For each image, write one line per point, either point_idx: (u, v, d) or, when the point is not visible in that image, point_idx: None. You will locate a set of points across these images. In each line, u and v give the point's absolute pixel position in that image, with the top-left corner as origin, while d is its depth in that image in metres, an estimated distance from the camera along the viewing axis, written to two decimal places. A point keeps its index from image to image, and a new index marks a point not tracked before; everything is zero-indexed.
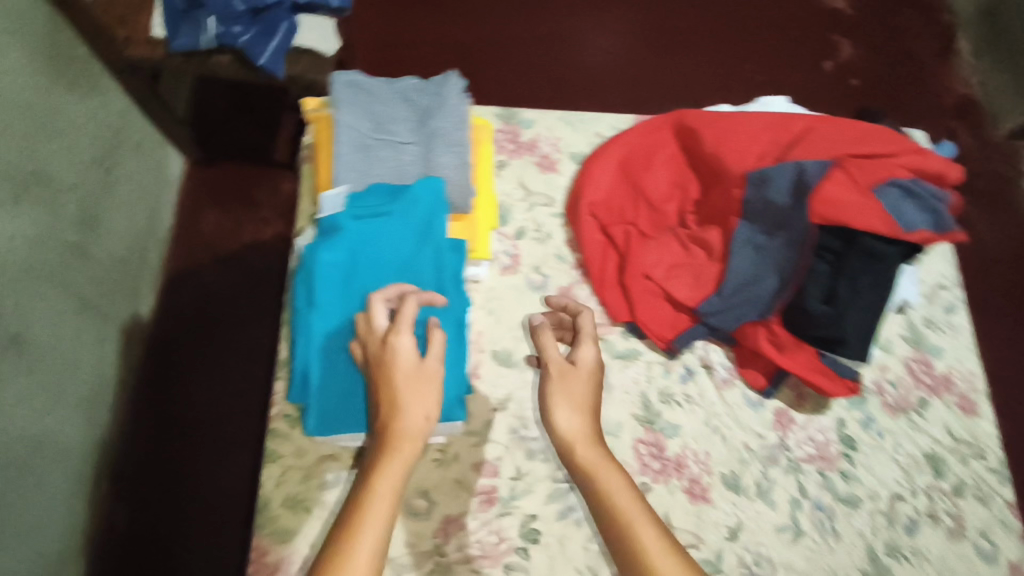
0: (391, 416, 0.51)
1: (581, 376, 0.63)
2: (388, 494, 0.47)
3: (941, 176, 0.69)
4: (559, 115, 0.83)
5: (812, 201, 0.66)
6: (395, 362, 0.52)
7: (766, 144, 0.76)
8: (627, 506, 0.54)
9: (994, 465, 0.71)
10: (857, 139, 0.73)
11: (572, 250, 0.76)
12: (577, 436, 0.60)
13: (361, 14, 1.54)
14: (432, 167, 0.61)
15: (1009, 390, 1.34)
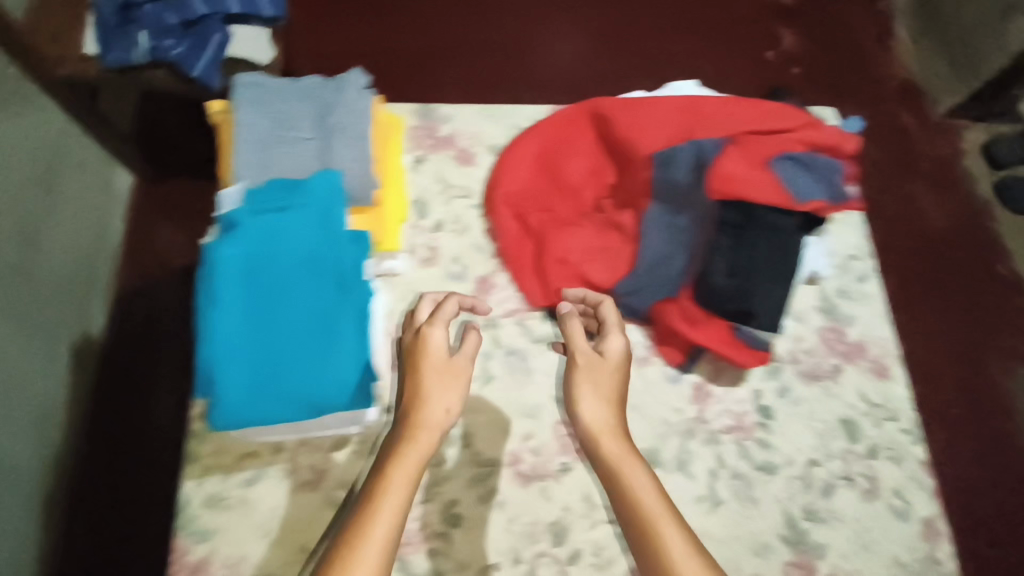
0: (422, 404, 0.62)
1: (606, 367, 0.65)
2: (411, 470, 0.57)
3: (837, 148, 0.72)
4: (477, 109, 0.84)
5: (712, 178, 0.68)
6: (429, 357, 0.64)
7: (676, 125, 0.76)
8: (649, 501, 0.55)
9: (906, 426, 0.73)
10: (760, 115, 0.75)
11: (491, 240, 0.77)
12: (602, 429, 0.61)
13: (305, 26, 1.56)
14: (332, 161, 0.62)
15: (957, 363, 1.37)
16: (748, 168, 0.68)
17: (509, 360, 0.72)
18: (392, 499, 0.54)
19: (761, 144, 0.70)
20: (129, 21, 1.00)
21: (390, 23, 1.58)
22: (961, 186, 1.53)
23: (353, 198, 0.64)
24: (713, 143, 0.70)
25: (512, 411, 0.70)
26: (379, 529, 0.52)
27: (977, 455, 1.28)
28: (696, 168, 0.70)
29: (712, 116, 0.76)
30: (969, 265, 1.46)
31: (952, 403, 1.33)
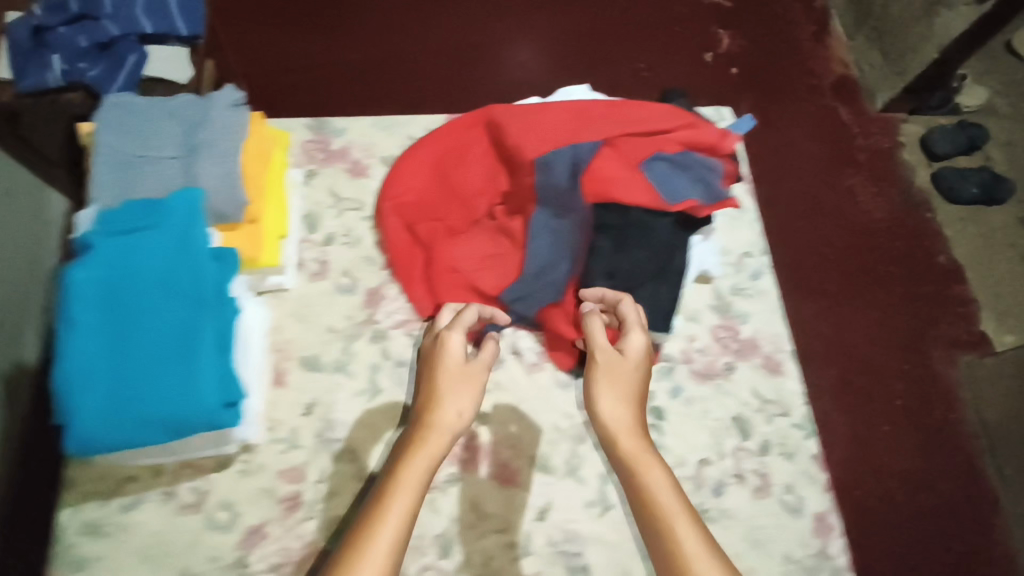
0: (436, 407, 0.62)
1: (627, 366, 0.63)
2: (422, 469, 0.58)
3: (714, 147, 0.73)
4: (372, 121, 0.83)
5: (585, 182, 0.70)
6: (446, 362, 0.65)
7: (563, 130, 0.74)
8: (665, 502, 0.55)
9: (799, 420, 0.73)
10: (645, 116, 0.75)
11: (382, 251, 0.77)
12: (620, 428, 0.61)
13: (240, 44, 1.54)
14: (194, 178, 0.62)
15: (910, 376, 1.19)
16: (621, 170, 0.69)
17: (397, 372, 0.72)
18: (402, 497, 0.55)
19: (636, 146, 0.72)
20: (43, 45, 0.86)
21: (314, 38, 1.55)
22: (900, 178, 1.39)
23: (220, 216, 0.63)
24: (589, 146, 0.71)
25: (401, 424, 0.70)
26: (390, 524, 0.53)
27: (911, 443, 1.12)
28: (574, 171, 0.70)
29: (597, 118, 0.75)
30: (917, 262, 1.31)
31: (896, 393, 1.17)
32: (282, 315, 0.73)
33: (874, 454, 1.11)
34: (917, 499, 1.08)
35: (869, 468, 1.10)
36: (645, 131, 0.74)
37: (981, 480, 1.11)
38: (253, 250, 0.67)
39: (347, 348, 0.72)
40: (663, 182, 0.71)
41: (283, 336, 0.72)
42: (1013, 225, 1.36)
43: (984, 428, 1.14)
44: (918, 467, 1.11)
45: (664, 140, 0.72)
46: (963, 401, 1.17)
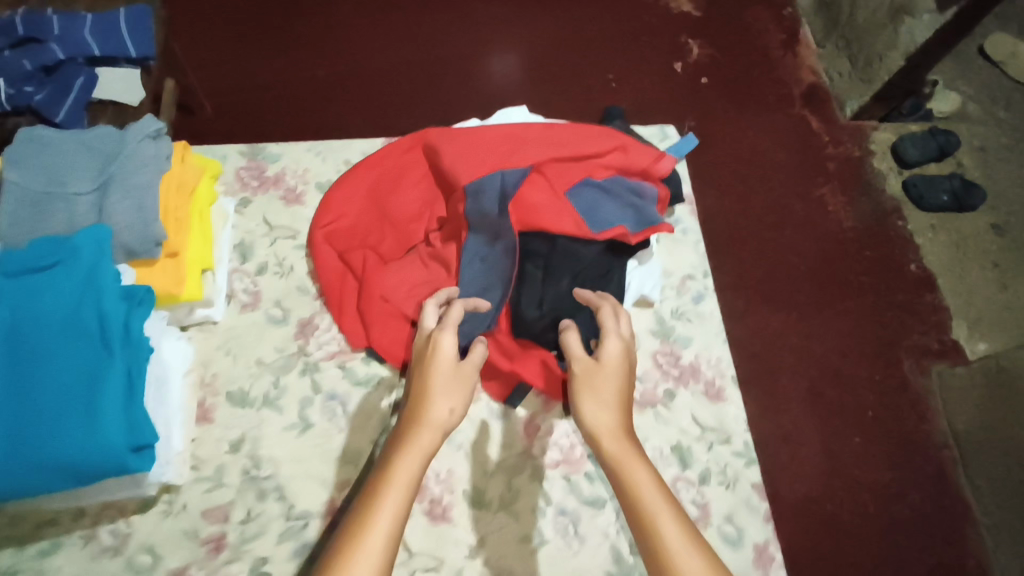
0: (425, 404, 0.56)
1: (607, 370, 0.58)
2: (415, 465, 0.51)
3: (647, 171, 0.73)
4: (309, 146, 0.83)
5: (513, 209, 0.69)
6: (435, 358, 0.59)
7: (497, 154, 0.71)
8: (652, 498, 0.48)
9: (739, 448, 0.72)
10: (578, 139, 0.73)
11: (315, 280, 0.76)
12: (603, 430, 0.54)
13: (202, 61, 1.53)
14: (104, 214, 0.60)
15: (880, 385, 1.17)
16: (549, 196, 0.69)
17: (328, 405, 0.70)
18: (393, 495, 0.48)
19: (567, 170, 0.71)
20: None
21: (282, 56, 1.54)
22: (870, 187, 1.38)
23: (130, 251, 0.61)
24: (519, 171, 0.70)
25: (333, 461, 0.68)
26: (381, 524, 0.46)
27: (887, 457, 1.09)
28: (503, 198, 0.69)
29: (531, 141, 0.73)
30: (890, 267, 1.29)
31: (867, 403, 1.14)
32: (210, 348, 0.71)
33: (844, 468, 1.08)
34: (887, 514, 1.05)
35: (840, 479, 1.07)
36: (576, 154, 0.72)
37: (953, 492, 1.07)
38: (171, 285, 0.64)
39: (276, 382, 0.70)
40: (592, 208, 0.71)
41: (211, 370, 0.70)
42: (983, 231, 1.34)
43: (955, 437, 1.11)
44: (887, 480, 1.08)
45: (596, 165, 0.72)
46: (933, 411, 1.14)
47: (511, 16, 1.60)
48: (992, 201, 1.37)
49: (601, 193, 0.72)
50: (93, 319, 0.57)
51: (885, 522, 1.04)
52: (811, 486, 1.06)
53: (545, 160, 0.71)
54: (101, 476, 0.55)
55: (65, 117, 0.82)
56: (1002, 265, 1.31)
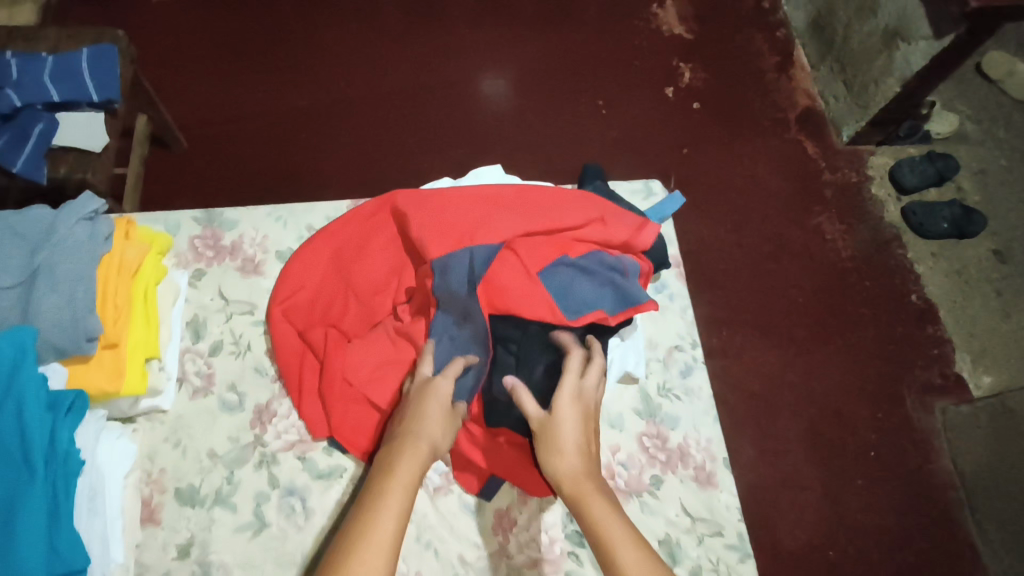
0: (418, 432, 0.56)
1: (563, 416, 0.58)
2: (409, 485, 0.51)
3: (628, 244, 0.70)
4: (268, 211, 0.78)
5: (482, 290, 0.63)
6: (434, 398, 0.59)
7: (463, 225, 0.67)
8: (617, 534, 0.49)
9: (732, 540, 0.66)
10: (555, 210, 0.69)
11: (273, 360, 0.70)
12: (571, 475, 0.55)
13: (185, 91, 1.49)
14: (30, 313, 0.55)
15: (882, 425, 1.23)
16: (521, 278, 0.63)
17: (285, 502, 0.64)
18: (388, 510, 0.48)
19: (545, 247, 0.66)
20: None
21: (265, 85, 1.50)
22: (869, 216, 1.43)
23: (59, 350, 0.56)
24: (489, 247, 0.65)
25: (290, 567, 0.62)
26: (378, 539, 0.46)
27: (896, 504, 1.17)
28: (471, 281, 0.64)
29: (504, 211, 0.68)
30: (889, 301, 1.35)
31: (870, 444, 1.22)
32: (157, 440, 0.66)
33: (845, 512, 1.16)
34: (891, 560, 1.13)
35: (842, 527, 1.15)
36: (552, 228, 0.68)
37: (961, 538, 1.15)
38: (108, 383, 0.59)
39: (229, 477, 0.65)
40: (569, 289, 0.65)
41: (157, 465, 0.65)
42: (985, 258, 1.39)
43: (961, 479, 1.20)
44: (891, 526, 1.16)
45: (574, 240, 0.68)
46: (938, 452, 1.22)
47: (503, 41, 1.59)
48: (994, 227, 1.42)
49: (578, 271, 0.66)
50: (12, 434, 0.51)
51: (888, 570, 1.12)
52: (818, 532, 1.14)
53: (518, 234, 0.67)
54: None
55: (24, 165, 0.93)
56: (1003, 293, 1.36)
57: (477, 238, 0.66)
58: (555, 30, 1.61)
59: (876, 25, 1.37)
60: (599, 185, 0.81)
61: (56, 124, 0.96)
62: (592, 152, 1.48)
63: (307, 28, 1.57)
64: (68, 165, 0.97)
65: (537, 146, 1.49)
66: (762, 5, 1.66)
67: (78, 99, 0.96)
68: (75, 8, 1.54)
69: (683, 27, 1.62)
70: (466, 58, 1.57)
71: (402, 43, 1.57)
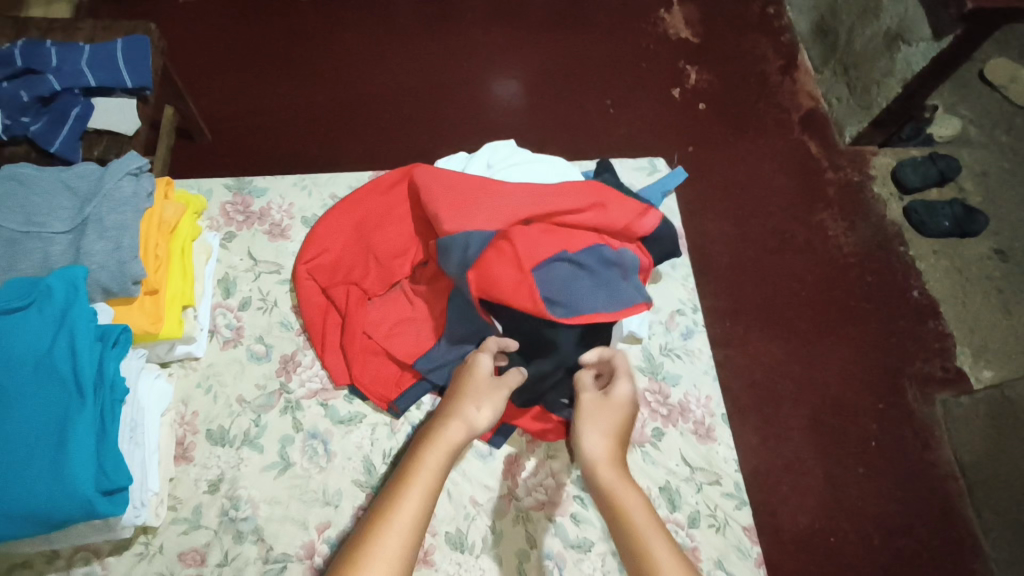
0: (459, 405, 0.59)
1: (611, 405, 0.60)
2: (445, 456, 0.53)
3: (628, 230, 0.72)
4: (294, 181, 0.83)
5: (474, 275, 0.65)
6: (473, 378, 0.61)
7: (470, 201, 0.69)
8: (642, 519, 0.49)
9: (730, 489, 0.70)
10: (558, 195, 0.71)
11: (298, 316, 0.75)
12: (601, 459, 0.56)
13: (209, 85, 1.55)
14: (81, 255, 0.60)
15: (883, 412, 1.27)
16: (516, 270, 0.64)
17: (309, 444, 0.68)
18: (422, 477, 0.50)
19: (545, 233, 0.67)
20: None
21: (287, 83, 1.57)
22: (871, 213, 1.47)
23: (106, 290, 0.61)
24: (487, 237, 0.67)
25: (313, 504, 0.66)
26: (408, 504, 0.48)
27: (896, 491, 1.20)
28: (465, 264, 0.66)
29: (507, 197, 0.70)
30: (889, 294, 1.39)
31: (871, 432, 1.25)
32: (190, 386, 0.70)
33: (845, 498, 1.18)
34: (891, 544, 1.15)
35: (842, 512, 1.17)
36: (552, 212, 0.69)
37: (960, 526, 1.18)
38: (149, 323, 0.64)
39: (257, 420, 0.69)
40: (565, 287, 0.65)
41: (190, 408, 0.69)
42: (986, 256, 1.43)
43: (960, 469, 1.22)
44: (892, 512, 1.18)
45: (576, 224, 0.70)
46: (938, 441, 1.25)
47: (516, 43, 1.65)
48: (994, 227, 1.46)
49: (575, 267, 0.67)
50: (66, 358, 0.56)
51: (887, 554, 1.14)
52: (819, 518, 1.16)
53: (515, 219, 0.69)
54: (74, 521, 0.54)
55: (61, 145, 0.99)
56: (1004, 290, 1.40)
57: (476, 224, 0.68)
58: (566, 33, 1.67)
59: (877, 28, 1.44)
60: (610, 177, 0.80)
61: (92, 108, 1.03)
62: (598, 149, 1.53)
63: (326, 29, 1.64)
64: (104, 148, 1.04)
65: (546, 141, 1.54)
66: (766, 11, 1.72)
67: (113, 85, 1.03)
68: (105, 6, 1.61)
69: (689, 30, 1.68)
70: (481, 59, 1.63)
71: (419, 44, 1.63)
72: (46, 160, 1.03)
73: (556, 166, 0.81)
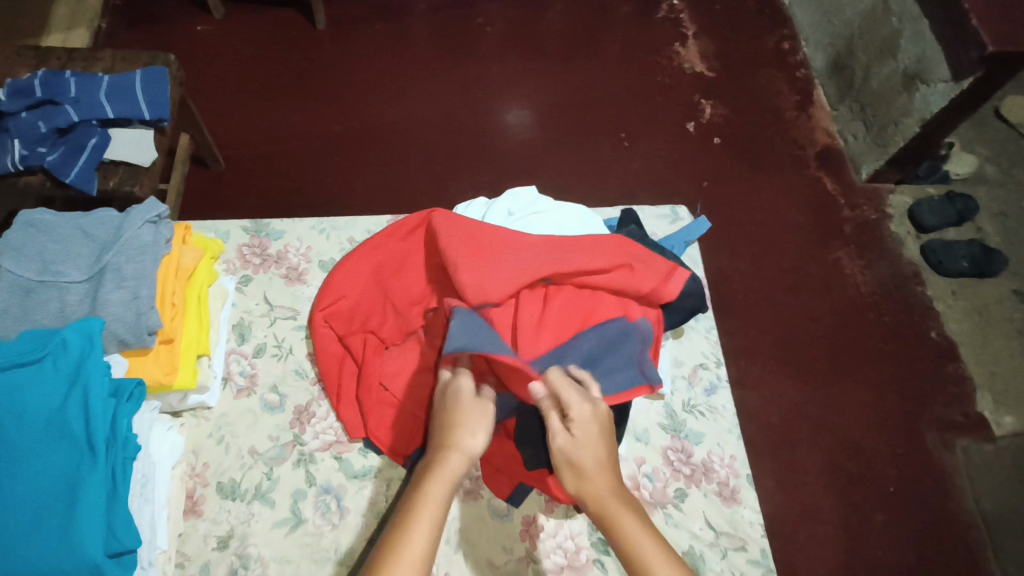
0: (453, 432, 0.57)
1: (584, 435, 0.57)
2: (445, 490, 0.52)
3: (655, 294, 0.70)
4: (312, 224, 0.82)
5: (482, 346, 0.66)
6: (457, 398, 0.60)
7: (496, 261, 0.68)
8: (647, 548, 0.50)
9: (755, 556, 0.67)
10: (584, 256, 0.69)
11: (314, 364, 0.73)
12: (597, 491, 0.55)
13: (225, 112, 1.56)
14: (97, 305, 0.59)
15: (904, 458, 1.23)
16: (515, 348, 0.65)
17: (321, 500, 0.66)
18: (423, 515, 0.49)
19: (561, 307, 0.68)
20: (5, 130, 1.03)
21: (303, 110, 1.57)
22: (889, 252, 1.45)
23: (122, 342, 0.60)
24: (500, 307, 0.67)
25: (324, 564, 0.64)
26: (413, 543, 0.47)
27: (917, 542, 1.16)
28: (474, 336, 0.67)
29: (533, 253, 0.69)
30: (908, 335, 1.36)
31: (890, 479, 1.21)
32: (201, 436, 0.69)
33: (864, 549, 1.14)
34: None
35: (862, 565, 1.13)
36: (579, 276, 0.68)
37: None
38: (163, 374, 0.63)
39: (269, 473, 0.67)
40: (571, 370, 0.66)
41: (200, 459, 0.67)
42: (1006, 297, 1.41)
43: (983, 519, 1.18)
44: (914, 566, 1.14)
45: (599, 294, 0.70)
46: (961, 490, 1.21)
47: (532, 75, 1.66)
48: (1014, 268, 1.44)
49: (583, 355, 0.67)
50: (76, 414, 0.55)
51: None
52: (836, 569, 1.12)
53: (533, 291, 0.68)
54: None
55: (76, 176, 1.00)
56: None
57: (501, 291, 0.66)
58: (581, 65, 1.68)
59: (894, 67, 1.43)
60: (635, 229, 0.78)
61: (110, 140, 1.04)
62: (612, 182, 1.53)
63: (344, 57, 1.65)
64: (122, 179, 1.04)
65: (560, 174, 1.53)
66: (781, 46, 1.73)
67: (131, 117, 1.04)
68: (127, 33, 1.64)
69: (704, 64, 1.69)
70: (497, 89, 1.63)
71: (436, 73, 1.65)
72: (62, 191, 1.03)
73: (577, 214, 0.80)
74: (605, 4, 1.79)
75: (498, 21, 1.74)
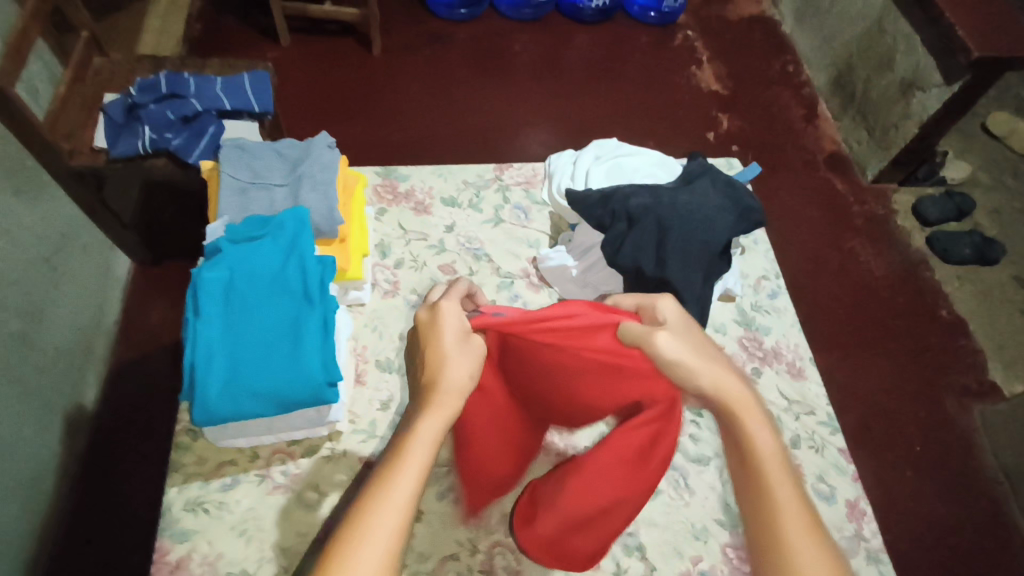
0: (441, 371, 0.59)
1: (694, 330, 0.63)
2: (435, 430, 0.53)
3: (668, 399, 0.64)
4: (432, 170, 0.98)
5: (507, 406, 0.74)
6: (439, 326, 0.62)
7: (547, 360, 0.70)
8: (766, 453, 0.54)
9: (823, 418, 0.81)
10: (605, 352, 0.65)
11: (444, 274, 0.88)
12: (723, 385, 0.58)
13: (296, 123, 1.75)
14: (298, 201, 0.75)
15: (925, 416, 1.36)
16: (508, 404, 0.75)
17: None
18: (415, 455, 0.51)
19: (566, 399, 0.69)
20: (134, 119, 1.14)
21: (365, 123, 1.76)
22: (899, 241, 1.62)
23: (318, 230, 0.75)
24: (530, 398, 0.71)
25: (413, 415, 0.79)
26: (405, 477, 0.49)
27: (947, 493, 1.27)
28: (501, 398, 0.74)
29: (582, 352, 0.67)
30: (921, 310, 1.51)
31: (917, 439, 1.33)
32: (360, 325, 0.83)
33: (897, 499, 1.26)
34: (944, 543, 1.21)
35: (895, 512, 1.24)
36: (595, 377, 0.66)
37: (1010, 527, 1.24)
38: (344, 261, 0.77)
39: None
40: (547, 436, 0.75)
41: (360, 342, 0.82)
42: (1006, 282, 1.58)
43: (1004, 472, 1.30)
44: (944, 513, 1.25)
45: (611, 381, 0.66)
46: (980, 448, 1.33)
47: (567, 94, 1.86)
48: (1009, 257, 1.62)
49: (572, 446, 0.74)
50: (296, 274, 0.69)
51: (943, 553, 1.20)
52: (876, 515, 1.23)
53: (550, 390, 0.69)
54: (303, 405, 0.66)
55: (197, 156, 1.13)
56: None
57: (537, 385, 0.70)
58: (609, 86, 1.89)
59: (892, 78, 1.59)
60: (702, 160, 0.89)
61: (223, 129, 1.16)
62: None
63: (399, 78, 1.86)
64: None
65: None
66: (786, 69, 1.95)
67: (242, 108, 1.18)
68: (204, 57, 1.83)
69: (718, 84, 1.91)
70: (538, 107, 1.84)
71: (482, 94, 1.85)
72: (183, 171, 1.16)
73: (654, 157, 0.94)
74: (627, 35, 2.02)
75: (534, 50, 1.96)
